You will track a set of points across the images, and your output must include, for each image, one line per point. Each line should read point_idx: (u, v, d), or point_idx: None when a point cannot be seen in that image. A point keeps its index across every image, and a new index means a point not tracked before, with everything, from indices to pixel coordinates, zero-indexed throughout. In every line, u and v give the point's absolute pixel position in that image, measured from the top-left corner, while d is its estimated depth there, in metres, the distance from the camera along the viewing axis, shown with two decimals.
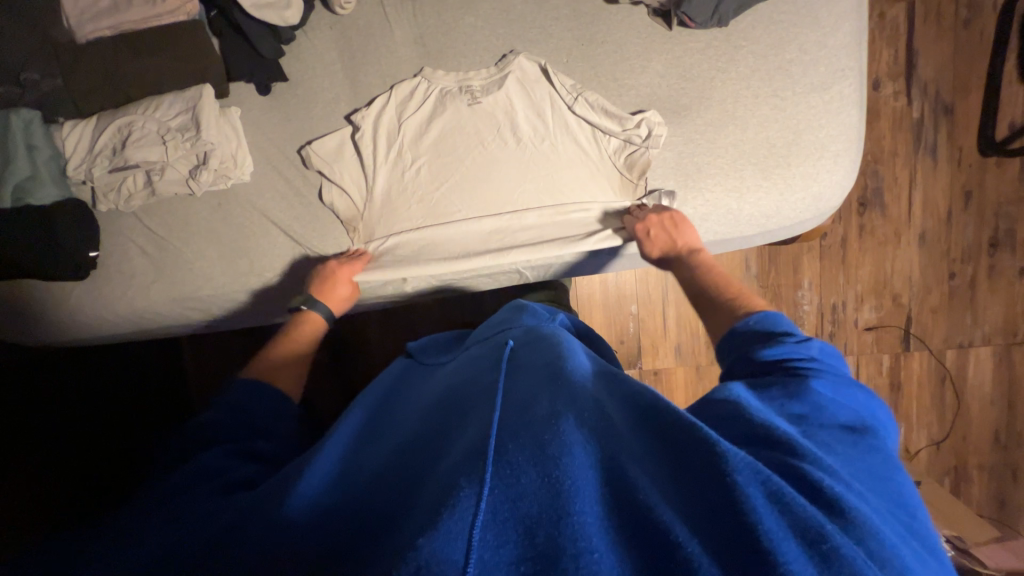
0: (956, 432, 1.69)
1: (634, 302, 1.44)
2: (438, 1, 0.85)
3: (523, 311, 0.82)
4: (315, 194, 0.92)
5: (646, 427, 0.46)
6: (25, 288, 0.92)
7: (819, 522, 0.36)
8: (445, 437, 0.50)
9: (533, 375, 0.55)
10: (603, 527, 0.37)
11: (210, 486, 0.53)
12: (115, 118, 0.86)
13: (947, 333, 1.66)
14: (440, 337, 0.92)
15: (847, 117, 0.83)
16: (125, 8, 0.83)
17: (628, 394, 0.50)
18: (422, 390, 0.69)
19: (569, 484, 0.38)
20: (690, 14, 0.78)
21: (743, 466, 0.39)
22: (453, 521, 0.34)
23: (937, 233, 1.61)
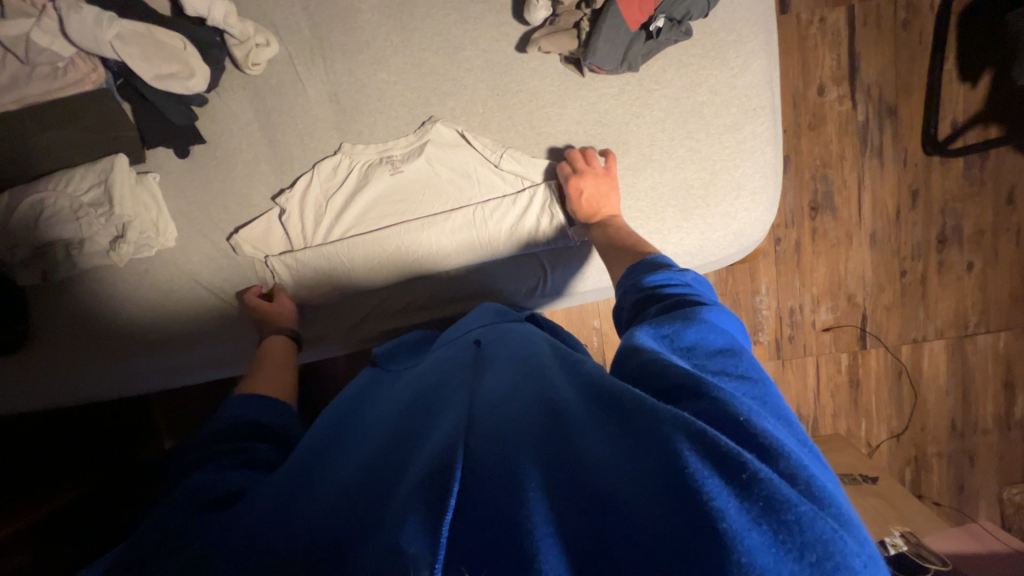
0: (913, 425, 1.68)
1: (596, 317, 1.39)
2: (350, 58, 0.85)
3: (491, 309, 0.80)
4: (248, 278, 0.92)
5: (602, 400, 0.46)
6: None
7: (737, 449, 0.36)
8: (416, 438, 0.51)
9: (500, 376, 0.57)
10: (552, 500, 0.39)
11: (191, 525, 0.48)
12: (26, 191, 0.83)
13: (901, 330, 1.64)
14: (406, 339, 0.87)
15: (762, 156, 0.84)
16: (25, 82, 0.80)
17: (586, 376, 0.51)
18: (388, 390, 0.69)
19: (522, 471, 0.41)
20: (598, 64, 0.78)
21: (669, 418, 0.39)
22: (415, 515, 0.38)
23: (887, 232, 1.57)
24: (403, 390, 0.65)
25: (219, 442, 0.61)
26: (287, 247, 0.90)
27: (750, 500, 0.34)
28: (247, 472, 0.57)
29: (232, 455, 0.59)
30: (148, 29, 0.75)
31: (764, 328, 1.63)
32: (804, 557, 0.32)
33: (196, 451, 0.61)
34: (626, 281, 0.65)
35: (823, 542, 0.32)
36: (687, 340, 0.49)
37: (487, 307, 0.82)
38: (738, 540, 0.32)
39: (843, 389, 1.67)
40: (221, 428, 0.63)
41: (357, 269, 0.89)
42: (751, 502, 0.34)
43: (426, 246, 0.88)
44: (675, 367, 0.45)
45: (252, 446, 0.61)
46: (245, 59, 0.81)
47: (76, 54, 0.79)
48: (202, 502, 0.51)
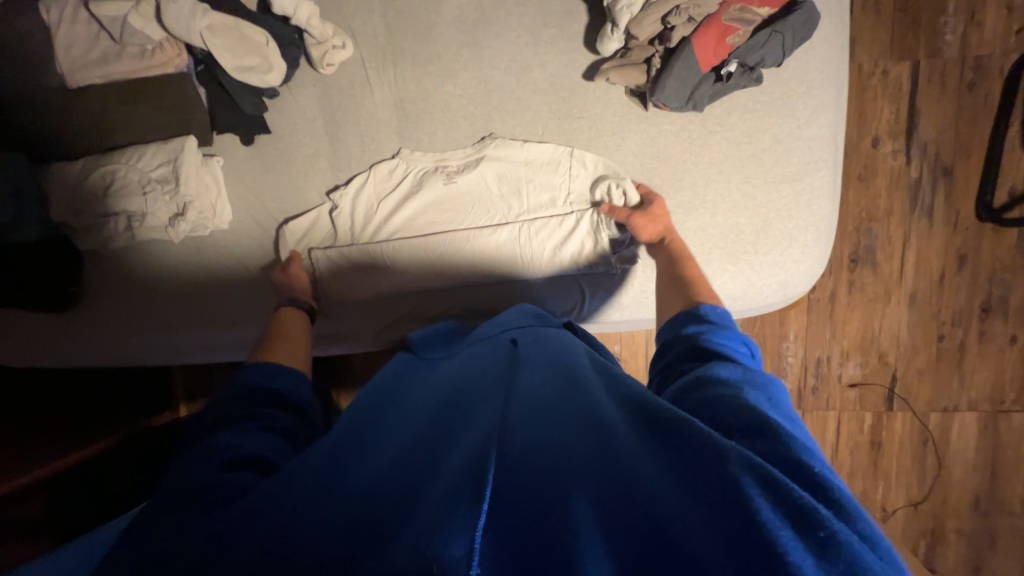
0: (933, 496, 1.62)
1: (619, 343, 1.38)
2: (418, 68, 0.86)
3: (529, 313, 0.80)
4: (275, 254, 0.94)
5: (652, 423, 0.46)
6: (14, 317, 0.96)
7: (815, 507, 0.36)
8: (455, 433, 0.52)
9: (540, 381, 0.57)
10: (602, 522, 0.39)
11: (218, 480, 0.51)
12: (101, 161, 0.88)
13: (932, 395, 1.58)
14: (439, 328, 0.88)
15: (818, 209, 0.83)
16: (114, 60, 0.84)
17: (633, 395, 0.51)
18: (422, 381, 0.70)
19: (571, 486, 0.41)
20: (664, 101, 0.79)
21: (737, 458, 0.40)
22: (459, 516, 0.37)
23: (929, 294, 1.53)
24: (439, 383, 0.66)
25: (237, 406, 0.64)
26: (333, 243, 0.92)
27: (829, 563, 0.33)
28: (270, 437, 0.59)
29: (253, 420, 0.61)
30: (236, 22, 0.79)
31: (787, 375, 1.60)
32: None
33: (221, 410, 0.63)
34: (675, 323, 0.66)
35: None
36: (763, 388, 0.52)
37: (524, 309, 0.82)
38: None
39: (863, 448, 1.62)
40: (239, 390, 0.66)
41: (399, 273, 0.91)
42: (830, 564, 0.33)
43: (469, 256, 0.89)
44: (747, 412, 0.46)
45: (270, 414, 0.63)
46: (321, 59, 0.84)
47: (165, 38, 0.82)
48: (229, 462, 0.53)
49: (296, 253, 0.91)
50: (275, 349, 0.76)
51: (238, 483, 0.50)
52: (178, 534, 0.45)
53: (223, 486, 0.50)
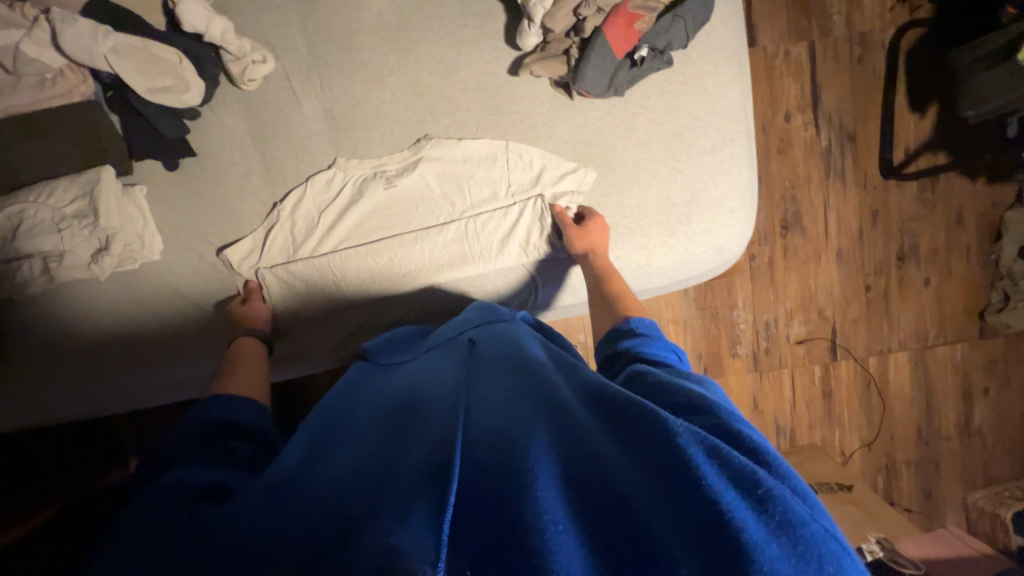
0: (883, 435, 1.76)
1: (582, 330, 1.43)
2: (345, 77, 0.86)
3: (486, 310, 0.80)
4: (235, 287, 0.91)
5: (606, 407, 0.48)
6: None
7: (754, 469, 0.40)
8: (410, 433, 0.51)
9: (495, 378, 0.58)
10: (564, 502, 0.40)
11: (170, 514, 0.47)
12: (4, 201, 0.81)
13: (868, 342, 1.73)
14: (398, 334, 0.86)
15: (739, 176, 0.90)
16: (9, 92, 0.78)
17: (585, 382, 0.53)
18: (379, 385, 0.68)
19: (530, 466, 0.42)
20: (586, 89, 0.83)
21: (686, 430, 0.42)
22: (422, 517, 0.38)
23: (852, 250, 1.67)
24: (397, 385, 0.65)
25: (191, 441, 0.60)
26: (277, 262, 0.89)
27: (768, 515, 0.37)
28: (226, 470, 0.56)
29: (209, 453, 0.58)
30: (144, 43, 0.76)
31: (741, 341, 1.69)
32: (821, 570, 0.35)
33: (168, 446, 0.59)
34: (608, 343, 0.71)
35: (835, 557, 0.36)
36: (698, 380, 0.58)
37: (478, 308, 0.82)
38: (761, 548, 0.34)
39: (817, 399, 1.74)
40: (190, 427, 0.62)
41: (351, 284, 0.89)
42: (769, 518, 0.37)
43: (419, 258, 0.89)
44: (691, 395, 0.51)
45: (226, 445, 0.60)
46: (241, 75, 0.83)
47: (66, 66, 0.78)
48: (183, 493, 0.50)
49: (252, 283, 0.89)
50: (229, 383, 0.73)
51: (192, 513, 0.47)
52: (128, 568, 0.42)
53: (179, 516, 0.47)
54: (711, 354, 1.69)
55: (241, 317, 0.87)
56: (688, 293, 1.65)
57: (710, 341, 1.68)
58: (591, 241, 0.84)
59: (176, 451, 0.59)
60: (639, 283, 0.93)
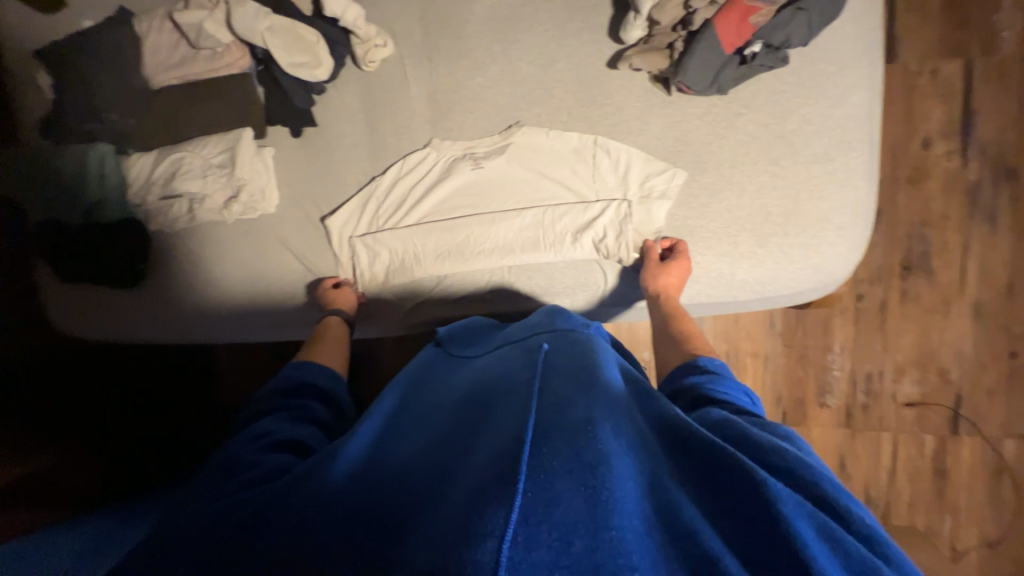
0: (1013, 537, 1.43)
1: (647, 348, 1.45)
2: (452, 62, 0.92)
3: (558, 314, 0.78)
4: (331, 253, 1.01)
5: (692, 452, 0.45)
6: (88, 291, 1.06)
7: (868, 559, 0.37)
8: (478, 432, 0.49)
9: (565, 380, 0.52)
10: (650, 544, 0.37)
11: (263, 461, 0.54)
12: (170, 151, 0.99)
13: (1005, 419, 1.43)
14: (470, 323, 0.90)
15: (853, 190, 0.80)
16: (190, 61, 0.97)
17: (666, 417, 0.49)
18: (443, 379, 0.69)
19: (611, 497, 0.38)
20: (687, 83, 0.80)
21: (785, 498, 0.40)
22: (486, 521, 0.35)
23: (995, 306, 1.41)
24: (461, 382, 0.65)
25: (278, 400, 0.68)
26: (368, 230, 0.97)
27: None
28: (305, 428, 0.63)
29: (290, 413, 0.65)
30: (293, 23, 0.88)
31: (834, 391, 1.49)
32: None
33: (262, 400, 0.68)
34: (673, 378, 0.68)
35: None
36: (781, 431, 0.54)
37: (547, 311, 0.82)
38: None
39: (925, 477, 1.47)
40: (277, 386, 0.71)
41: (427, 257, 0.94)
42: None
43: (494, 240, 0.91)
44: (781, 451, 0.46)
45: (305, 407, 0.67)
46: (364, 56, 0.92)
47: (232, 42, 0.94)
48: (271, 444, 0.57)
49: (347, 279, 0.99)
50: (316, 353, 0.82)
51: (280, 464, 0.53)
52: (220, 503, 0.47)
53: (266, 468, 0.52)
54: (794, 399, 1.51)
55: (326, 300, 0.96)
56: (775, 327, 1.49)
57: (794, 384, 1.50)
58: (668, 281, 0.81)
59: (265, 407, 0.67)
60: (719, 294, 0.86)
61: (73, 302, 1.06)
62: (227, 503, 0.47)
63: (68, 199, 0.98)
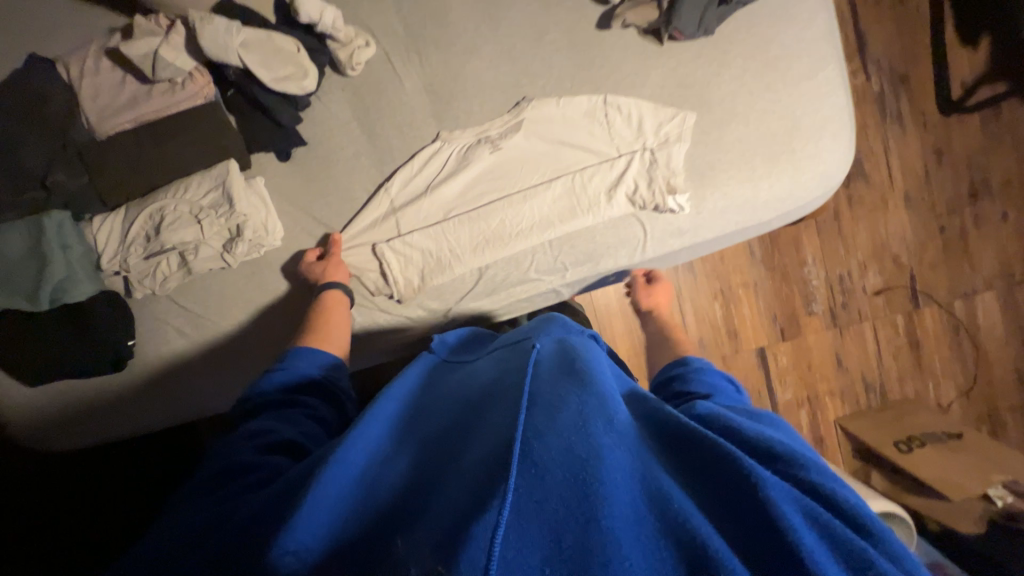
0: (980, 381, 1.68)
1: None
2: (443, 51, 0.90)
3: (553, 322, 0.73)
4: (354, 273, 0.92)
5: (679, 436, 0.44)
6: (78, 389, 0.92)
7: (850, 538, 0.36)
8: (472, 436, 0.47)
9: (564, 373, 0.51)
10: (635, 534, 0.35)
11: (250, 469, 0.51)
12: (144, 203, 0.87)
13: (951, 285, 1.67)
14: (463, 335, 0.84)
15: (837, 99, 0.90)
16: (144, 99, 0.86)
17: (653, 412, 0.48)
18: (442, 383, 0.65)
19: (601, 485, 0.37)
20: (680, 28, 0.84)
21: (772, 482, 0.39)
22: (478, 528, 0.34)
23: (920, 192, 1.64)
24: (452, 394, 0.61)
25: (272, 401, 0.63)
26: (392, 237, 0.92)
27: None
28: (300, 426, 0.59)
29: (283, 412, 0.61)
30: (269, 35, 0.81)
31: (816, 298, 1.64)
32: None
33: (257, 399, 0.64)
34: (666, 375, 0.71)
35: None
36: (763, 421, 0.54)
37: (554, 319, 0.76)
38: None
39: (903, 351, 1.67)
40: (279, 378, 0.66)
41: (464, 250, 0.91)
42: None
43: (528, 217, 0.90)
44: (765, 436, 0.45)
45: (293, 411, 0.62)
46: (348, 60, 0.87)
47: (194, 69, 0.84)
48: (265, 446, 0.55)
49: (336, 237, 0.90)
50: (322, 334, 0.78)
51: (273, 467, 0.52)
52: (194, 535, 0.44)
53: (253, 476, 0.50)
54: (787, 315, 1.63)
55: (319, 275, 0.88)
56: (755, 254, 1.62)
57: (783, 301, 1.62)
58: (655, 300, 0.98)
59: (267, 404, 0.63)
60: (746, 219, 0.92)
61: (61, 404, 0.92)
62: (207, 516, 0.46)
63: (24, 288, 0.82)
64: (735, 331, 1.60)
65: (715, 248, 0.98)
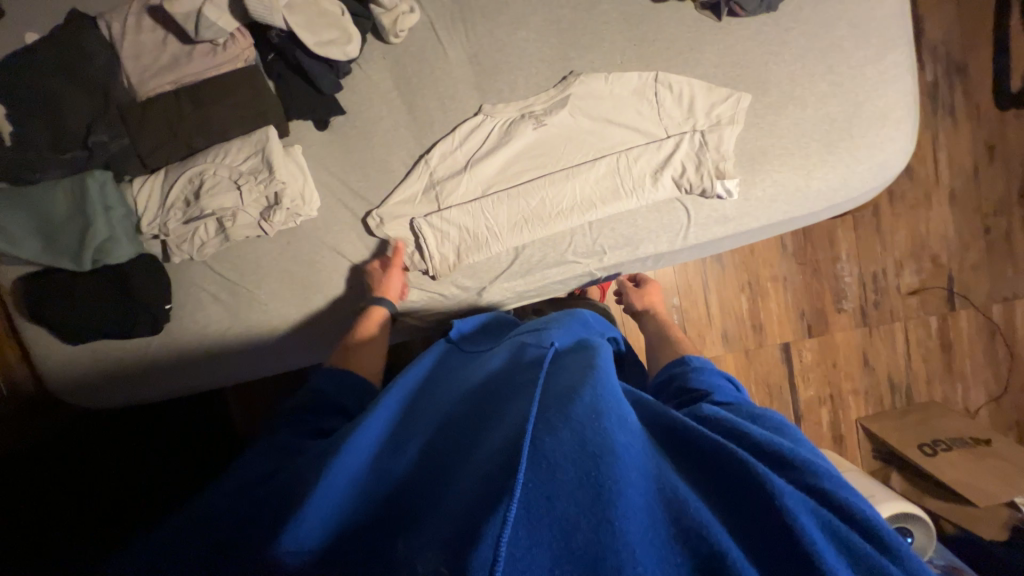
0: (1012, 388, 1.64)
1: (676, 295, 1.52)
2: (489, 20, 0.87)
3: (573, 316, 0.73)
4: (390, 247, 0.91)
5: (687, 443, 0.43)
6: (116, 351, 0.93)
7: (869, 552, 0.35)
8: (480, 433, 0.47)
9: (573, 373, 0.50)
10: (646, 538, 0.35)
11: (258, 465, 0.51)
12: (184, 166, 0.87)
13: (990, 288, 1.61)
14: (485, 321, 0.83)
15: (904, 85, 0.85)
16: (185, 60, 0.84)
17: (657, 414, 0.47)
18: (448, 379, 0.65)
19: (613, 486, 0.36)
20: (742, 3, 0.80)
21: (789, 491, 0.37)
22: (489, 524, 0.33)
23: (968, 190, 1.57)
24: (458, 388, 0.60)
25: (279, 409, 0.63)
26: (430, 212, 0.90)
27: None
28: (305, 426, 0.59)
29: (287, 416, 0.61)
30: None
31: (847, 295, 1.59)
32: None
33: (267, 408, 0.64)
34: (667, 372, 0.68)
35: None
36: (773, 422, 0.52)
37: (576, 315, 0.74)
38: None
39: (934, 353, 1.62)
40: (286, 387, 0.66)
41: (501, 229, 0.89)
42: None
43: (569, 198, 0.88)
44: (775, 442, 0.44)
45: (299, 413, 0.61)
46: (392, 26, 0.83)
47: (236, 30, 0.83)
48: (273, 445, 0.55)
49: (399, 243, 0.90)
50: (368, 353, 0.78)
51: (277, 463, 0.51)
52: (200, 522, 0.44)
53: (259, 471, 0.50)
54: (815, 311, 1.59)
55: (376, 285, 0.88)
56: (787, 247, 1.57)
57: (813, 297, 1.58)
58: (649, 300, 0.96)
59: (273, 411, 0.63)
60: (796, 209, 0.88)
61: (99, 364, 0.94)
62: (211, 498, 0.46)
63: (69, 247, 0.82)
64: (761, 325, 1.57)
65: (759, 239, 0.94)
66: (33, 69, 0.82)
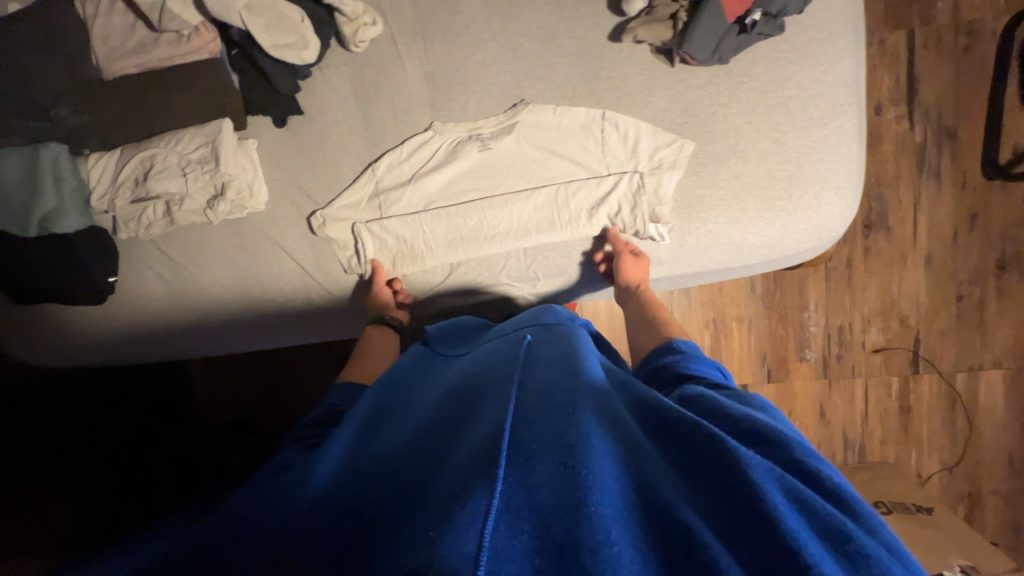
0: (967, 459, 1.61)
1: None
2: (448, 40, 0.88)
3: (545, 309, 0.71)
4: (332, 249, 0.94)
5: (666, 425, 0.42)
6: (67, 321, 0.97)
7: (839, 520, 0.34)
8: (460, 429, 0.47)
9: (547, 368, 0.50)
10: (625, 521, 0.33)
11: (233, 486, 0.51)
12: (139, 147, 0.90)
13: (956, 356, 1.59)
14: (459, 322, 0.85)
15: (848, 151, 0.85)
16: (150, 47, 0.86)
17: (640, 401, 0.46)
18: (432, 378, 0.65)
19: (589, 473, 0.35)
20: (692, 53, 0.80)
21: (760, 465, 0.36)
22: (465, 514, 0.33)
23: (943, 255, 1.55)
24: (438, 386, 0.60)
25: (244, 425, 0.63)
26: (372, 218, 0.93)
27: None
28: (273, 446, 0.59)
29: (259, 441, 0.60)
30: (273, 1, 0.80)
31: (811, 345, 1.58)
32: None
33: None
34: (649, 360, 0.67)
35: None
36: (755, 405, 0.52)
37: (548, 308, 0.74)
38: None
39: (892, 414, 1.61)
40: None
41: (439, 243, 0.92)
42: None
43: (507, 221, 0.89)
44: (751, 420, 0.43)
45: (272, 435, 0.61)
46: (353, 36, 0.85)
47: (200, 23, 0.84)
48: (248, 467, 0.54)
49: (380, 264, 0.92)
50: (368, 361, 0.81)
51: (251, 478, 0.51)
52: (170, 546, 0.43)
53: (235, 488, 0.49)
54: (776, 356, 1.58)
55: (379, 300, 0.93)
56: (755, 290, 1.56)
57: (776, 342, 1.58)
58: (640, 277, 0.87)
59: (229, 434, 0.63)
60: (728, 260, 0.90)
61: (47, 332, 0.97)
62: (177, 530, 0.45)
63: (14, 213, 0.85)
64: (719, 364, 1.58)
65: (694, 283, 0.96)
66: (8, 39, 0.85)
